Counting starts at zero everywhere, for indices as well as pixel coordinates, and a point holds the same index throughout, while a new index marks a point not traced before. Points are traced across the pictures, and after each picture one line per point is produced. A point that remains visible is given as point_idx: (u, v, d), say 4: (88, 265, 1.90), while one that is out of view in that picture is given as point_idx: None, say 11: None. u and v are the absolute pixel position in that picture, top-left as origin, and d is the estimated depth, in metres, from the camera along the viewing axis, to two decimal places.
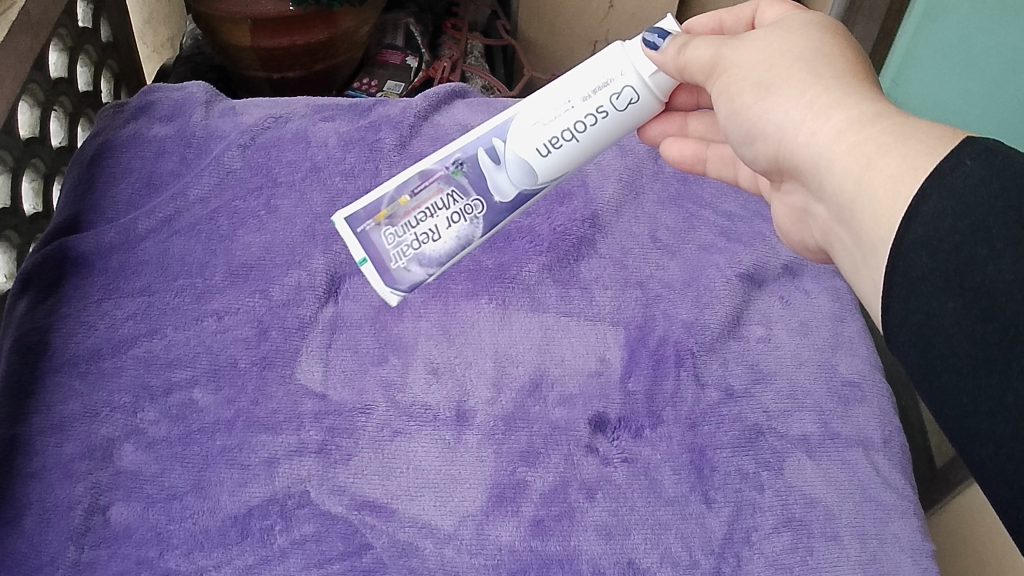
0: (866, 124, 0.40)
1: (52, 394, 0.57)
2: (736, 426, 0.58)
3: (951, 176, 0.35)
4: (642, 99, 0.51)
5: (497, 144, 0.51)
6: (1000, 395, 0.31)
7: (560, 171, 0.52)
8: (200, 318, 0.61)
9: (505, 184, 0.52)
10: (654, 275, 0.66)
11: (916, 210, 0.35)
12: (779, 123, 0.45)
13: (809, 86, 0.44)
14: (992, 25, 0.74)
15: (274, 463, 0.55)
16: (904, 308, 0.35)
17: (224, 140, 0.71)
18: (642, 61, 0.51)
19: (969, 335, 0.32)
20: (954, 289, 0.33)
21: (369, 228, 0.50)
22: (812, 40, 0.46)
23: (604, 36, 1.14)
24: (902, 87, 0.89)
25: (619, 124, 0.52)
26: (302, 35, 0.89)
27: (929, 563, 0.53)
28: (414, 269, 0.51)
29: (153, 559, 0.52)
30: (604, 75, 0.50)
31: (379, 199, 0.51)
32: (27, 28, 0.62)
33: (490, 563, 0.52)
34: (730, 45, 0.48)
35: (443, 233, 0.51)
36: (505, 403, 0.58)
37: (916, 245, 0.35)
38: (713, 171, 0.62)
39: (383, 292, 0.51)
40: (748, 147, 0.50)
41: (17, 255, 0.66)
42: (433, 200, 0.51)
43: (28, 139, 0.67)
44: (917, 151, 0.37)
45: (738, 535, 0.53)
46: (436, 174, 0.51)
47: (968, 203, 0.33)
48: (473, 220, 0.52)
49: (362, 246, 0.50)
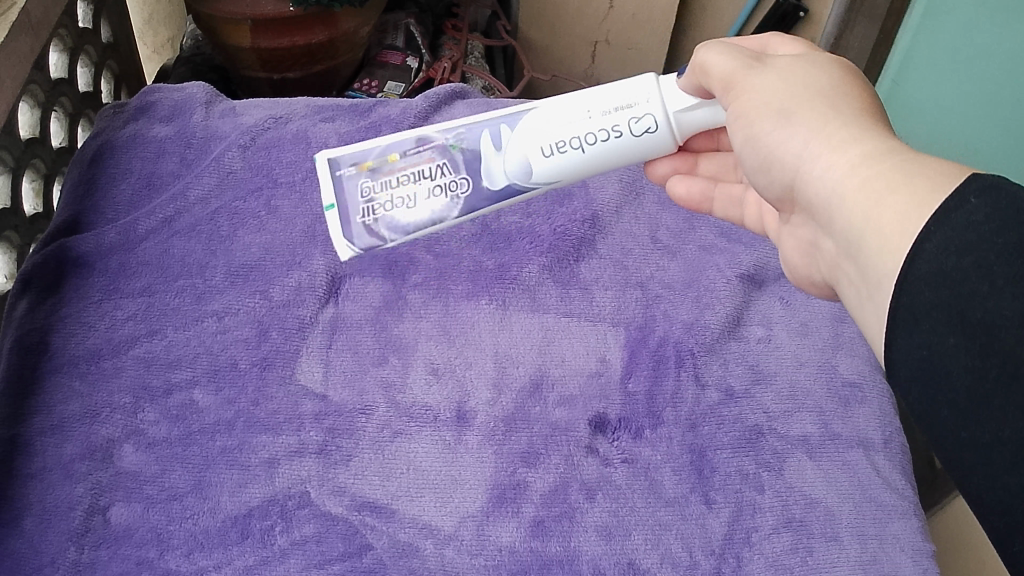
0: (876, 158, 0.40)
1: (52, 394, 0.57)
2: (736, 427, 0.58)
3: (956, 214, 0.34)
4: (660, 133, 0.52)
5: (501, 130, 0.53)
6: (997, 428, 0.32)
7: (557, 177, 0.53)
8: (200, 318, 0.61)
9: (496, 170, 0.53)
10: (654, 275, 0.66)
11: (921, 245, 0.35)
12: (793, 153, 0.44)
13: (827, 116, 0.43)
14: (993, 25, 0.74)
15: (274, 463, 0.55)
16: (906, 342, 0.35)
17: (224, 141, 0.71)
18: (677, 95, 0.51)
19: (967, 371, 0.33)
20: (954, 324, 0.33)
21: (348, 175, 0.53)
22: (834, 76, 0.46)
23: (604, 36, 1.14)
24: (901, 88, 0.89)
25: (631, 148, 0.52)
26: (303, 36, 0.89)
27: (929, 564, 0.53)
28: (376, 227, 0.53)
29: (153, 559, 0.52)
30: (631, 97, 0.51)
31: (371, 151, 0.53)
32: (27, 28, 0.62)
33: (490, 563, 0.52)
34: (752, 68, 0.47)
35: (420, 204, 0.53)
36: (506, 403, 0.58)
37: (919, 280, 0.35)
38: (718, 212, 0.61)
39: (337, 241, 0.53)
40: (758, 176, 0.49)
41: (17, 256, 0.66)
42: (422, 167, 0.53)
43: (28, 139, 0.67)
44: (925, 188, 0.37)
45: (738, 535, 0.53)
46: (434, 143, 0.53)
47: (973, 240, 0.33)
48: (452, 198, 0.53)
49: (334, 189, 0.53)
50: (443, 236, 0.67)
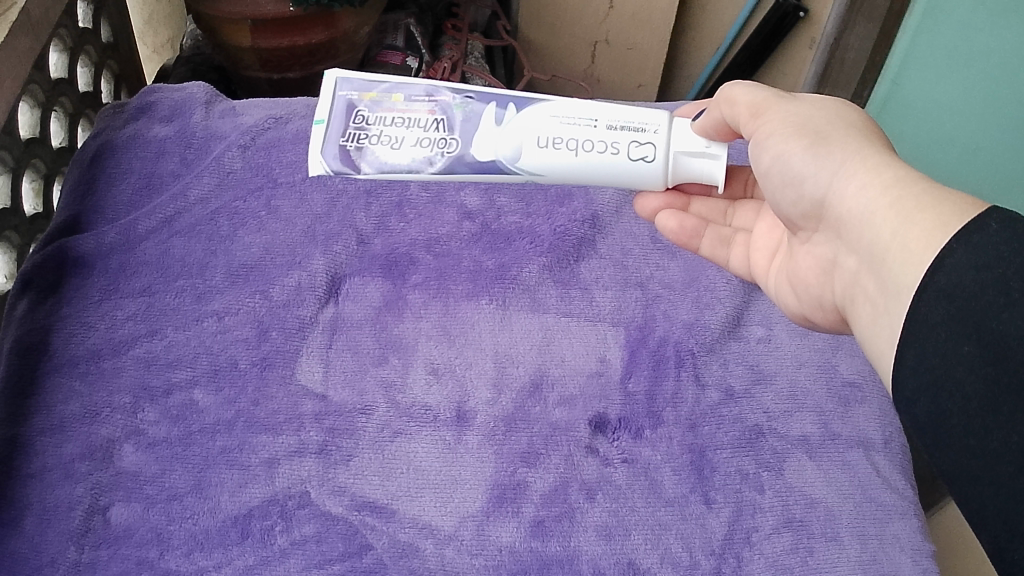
0: (906, 184, 0.42)
1: (52, 394, 0.57)
2: (736, 427, 0.58)
3: (977, 236, 0.36)
4: (653, 165, 0.55)
5: (509, 110, 0.57)
6: (1004, 436, 0.33)
7: (541, 168, 0.57)
8: (200, 318, 0.61)
9: (488, 142, 0.57)
10: (654, 275, 0.66)
11: (941, 261, 0.37)
12: (818, 175, 0.46)
13: (862, 146, 0.46)
14: (992, 25, 0.74)
15: (274, 463, 0.55)
16: (916, 350, 0.36)
17: (224, 141, 0.71)
18: (693, 139, 0.55)
19: (979, 379, 0.33)
20: (968, 333, 0.34)
21: (350, 99, 0.60)
22: (861, 118, 0.49)
23: (604, 36, 1.15)
24: (901, 89, 0.89)
25: (620, 168, 0.56)
26: (302, 36, 0.89)
27: (929, 564, 0.53)
28: (356, 155, 0.59)
29: (153, 559, 0.52)
30: (642, 121, 0.55)
31: (377, 86, 0.60)
32: (27, 28, 0.62)
33: (490, 564, 0.52)
34: (782, 100, 0.50)
35: (405, 147, 0.58)
36: (506, 403, 0.58)
37: (937, 293, 0.36)
38: (705, 250, 0.60)
39: (312, 157, 0.61)
40: (779, 197, 0.50)
41: (17, 256, 0.66)
42: (418, 116, 0.58)
43: (28, 139, 0.67)
44: (951, 210, 0.39)
45: (738, 535, 0.53)
46: (440, 100, 0.59)
47: (991, 257, 0.34)
48: (436, 153, 0.58)
49: (330, 108, 0.61)
50: (442, 236, 0.67)
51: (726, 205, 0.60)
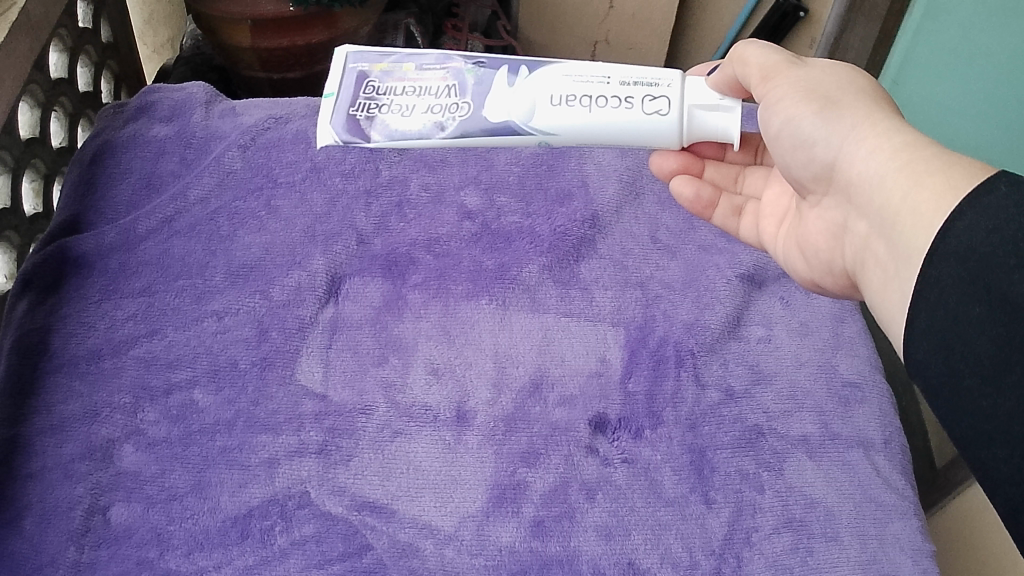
0: (916, 149, 0.43)
1: (52, 395, 0.57)
2: (736, 427, 0.58)
3: (987, 199, 0.36)
4: (667, 119, 0.54)
5: (520, 70, 0.57)
6: (1016, 396, 0.32)
7: (555, 126, 0.55)
8: (200, 318, 0.61)
9: (499, 104, 0.56)
10: (654, 275, 0.66)
11: (951, 224, 0.37)
12: (831, 138, 0.46)
13: (872, 111, 0.46)
14: (992, 25, 0.74)
15: (274, 463, 0.55)
16: (931, 313, 0.37)
17: (224, 141, 0.71)
18: (705, 92, 0.53)
19: (990, 338, 0.34)
20: (979, 293, 0.34)
21: (360, 72, 0.61)
22: (873, 82, 0.49)
23: (604, 36, 1.15)
24: (902, 88, 0.90)
25: (634, 123, 0.54)
26: (302, 36, 0.89)
27: (929, 564, 0.53)
28: (366, 125, 0.59)
29: (153, 559, 0.52)
30: (655, 75, 0.54)
31: (389, 59, 0.61)
32: (27, 28, 0.62)
33: (490, 563, 0.52)
34: (793, 62, 0.50)
35: (416, 115, 0.58)
36: (505, 403, 0.58)
37: (948, 255, 0.37)
38: (716, 222, 0.60)
39: (324, 127, 0.61)
40: (791, 161, 0.50)
41: (17, 256, 0.66)
42: (431, 84, 0.58)
43: (28, 139, 0.67)
44: (961, 174, 0.40)
45: (738, 535, 0.53)
46: (453, 67, 0.59)
47: (1000, 220, 0.35)
48: (448, 116, 0.57)
49: (342, 81, 0.61)
50: (442, 236, 0.67)
51: (736, 172, 0.60)
